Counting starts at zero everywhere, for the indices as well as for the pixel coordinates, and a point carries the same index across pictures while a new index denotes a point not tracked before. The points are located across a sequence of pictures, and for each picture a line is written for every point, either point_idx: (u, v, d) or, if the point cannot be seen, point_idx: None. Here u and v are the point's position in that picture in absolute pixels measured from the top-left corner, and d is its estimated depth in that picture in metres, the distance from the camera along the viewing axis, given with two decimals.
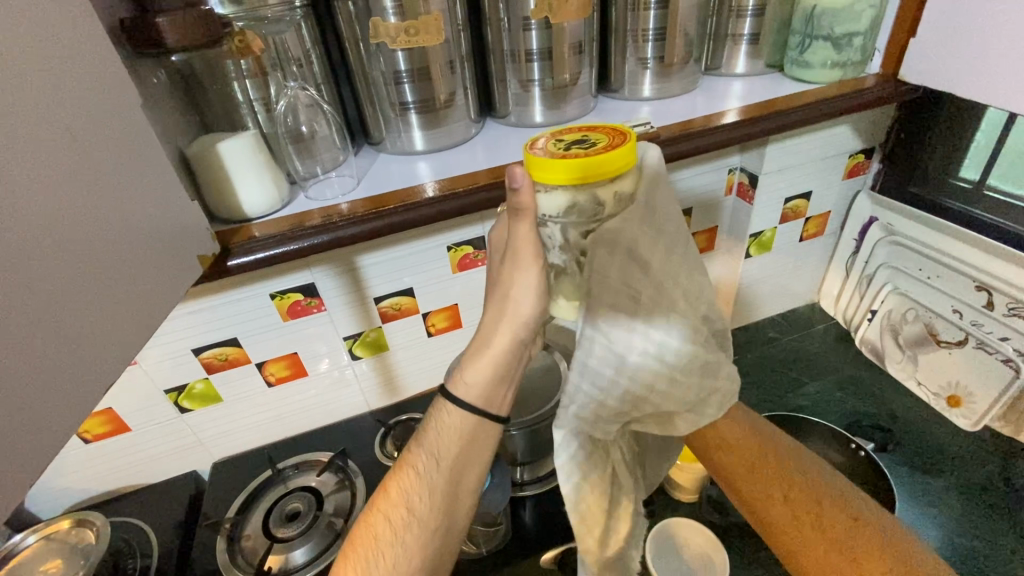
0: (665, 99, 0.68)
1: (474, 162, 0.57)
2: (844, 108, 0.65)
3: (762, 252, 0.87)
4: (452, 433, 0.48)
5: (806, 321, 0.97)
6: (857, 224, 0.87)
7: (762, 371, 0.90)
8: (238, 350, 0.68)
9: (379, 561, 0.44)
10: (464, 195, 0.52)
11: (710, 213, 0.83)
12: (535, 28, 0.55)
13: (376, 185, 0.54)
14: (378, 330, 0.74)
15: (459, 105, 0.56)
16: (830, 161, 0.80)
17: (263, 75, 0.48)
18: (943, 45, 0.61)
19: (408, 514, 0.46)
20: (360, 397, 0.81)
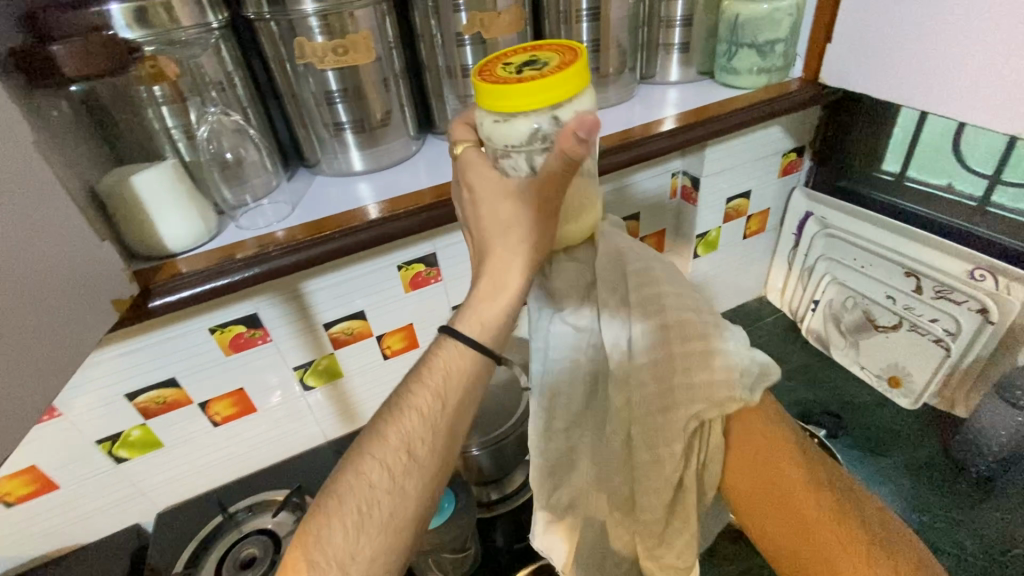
0: (603, 108, 0.70)
1: (416, 180, 0.56)
2: (771, 112, 0.68)
3: (709, 251, 0.90)
4: (460, 373, 0.41)
5: (756, 315, 1.00)
6: (795, 219, 0.91)
7: None
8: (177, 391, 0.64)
9: (373, 511, 0.37)
10: (406, 216, 0.51)
11: (658, 217, 0.85)
12: (469, 44, 0.55)
13: (312, 209, 0.52)
14: (330, 357, 0.71)
15: (396, 121, 0.55)
16: (766, 160, 0.84)
17: (182, 101, 0.46)
18: (857, 49, 0.64)
19: (409, 460, 0.39)
20: (316, 427, 0.77)
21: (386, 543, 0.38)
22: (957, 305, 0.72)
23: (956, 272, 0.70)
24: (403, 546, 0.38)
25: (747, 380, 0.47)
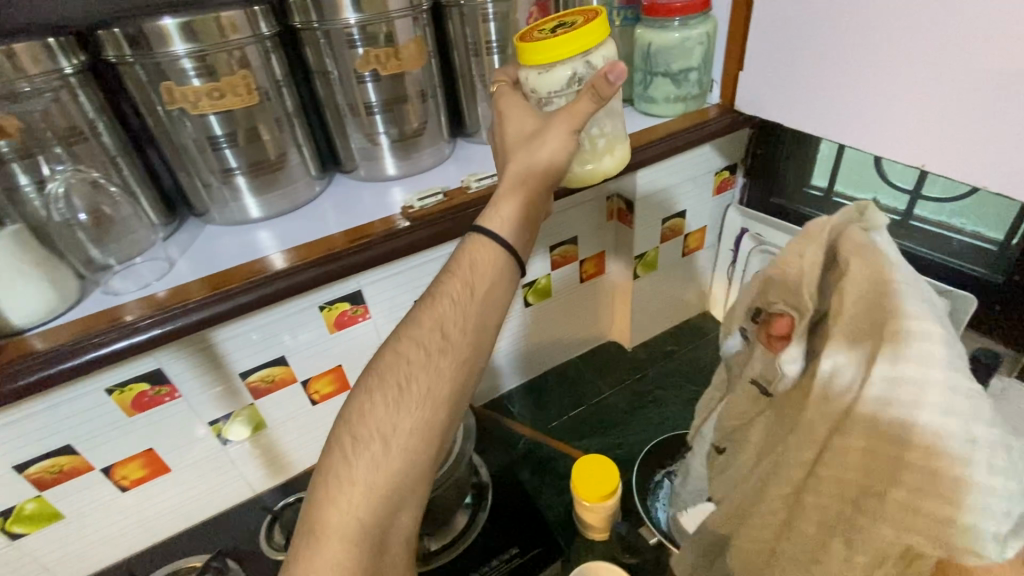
0: None
1: (325, 222, 0.68)
2: (685, 141, 0.75)
3: (648, 268, 0.92)
4: (484, 267, 0.55)
5: (700, 331, 1.06)
6: (732, 236, 0.90)
7: (668, 390, 1.01)
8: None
9: (416, 377, 0.52)
10: (294, 272, 0.60)
11: (593, 231, 0.88)
12: (368, 80, 0.68)
13: (201, 265, 0.63)
14: (250, 408, 0.70)
15: (292, 162, 0.69)
16: (700, 176, 0.84)
17: (33, 155, 0.56)
18: (773, 80, 0.71)
19: (441, 339, 0.53)
20: (243, 481, 0.76)
21: (424, 404, 0.52)
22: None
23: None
24: (435, 413, 0.52)
25: (1002, 528, 0.42)
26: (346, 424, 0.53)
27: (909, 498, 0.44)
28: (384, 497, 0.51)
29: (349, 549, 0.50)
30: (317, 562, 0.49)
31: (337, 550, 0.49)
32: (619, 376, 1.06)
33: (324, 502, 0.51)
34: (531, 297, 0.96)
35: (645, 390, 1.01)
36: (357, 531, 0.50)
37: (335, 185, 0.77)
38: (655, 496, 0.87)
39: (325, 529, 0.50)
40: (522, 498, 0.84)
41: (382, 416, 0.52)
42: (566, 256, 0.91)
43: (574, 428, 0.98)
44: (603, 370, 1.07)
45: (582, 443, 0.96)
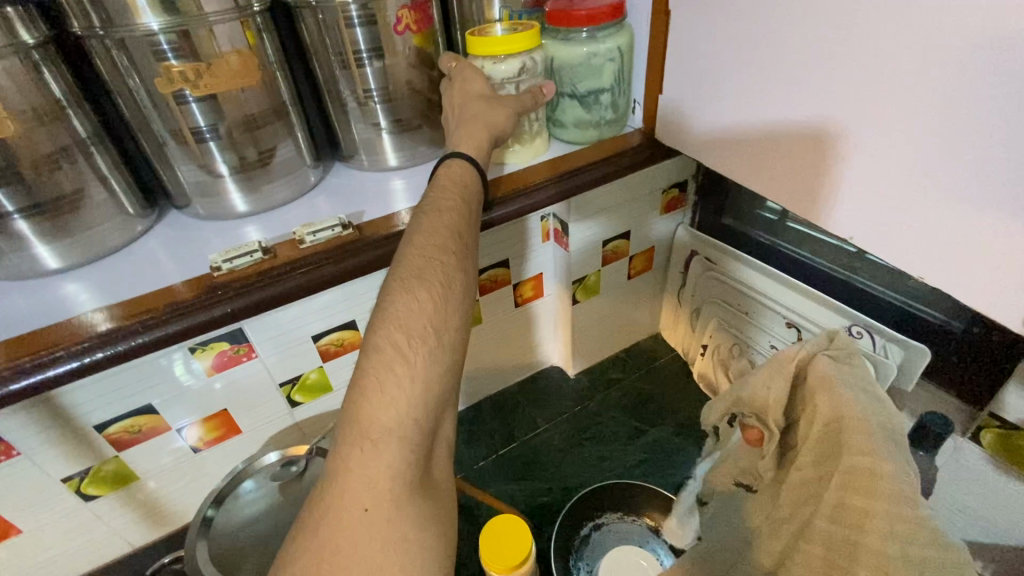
0: (415, 163, 0.73)
1: (161, 267, 0.59)
2: (606, 172, 0.80)
3: (588, 293, 1.10)
4: (471, 176, 0.64)
5: (653, 355, 1.26)
6: (682, 257, 1.15)
7: (603, 421, 1.12)
8: (4, 444, 0.69)
9: (447, 274, 0.56)
10: (169, 314, 0.54)
11: (535, 267, 1.05)
12: (193, 102, 0.55)
13: (107, 290, 0.57)
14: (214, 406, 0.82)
15: (93, 198, 0.58)
16: (628, 204, 1.02)
17: None
18: (685, 118, 0.80)
19: (461, 239, 0.59)
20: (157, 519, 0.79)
21: (464, 296, 0.57)
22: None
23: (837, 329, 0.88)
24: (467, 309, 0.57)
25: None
26: (387, 325, 0.52)
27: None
28: (435, 395, 0.51)
29: (405, 448, 0.48)
30: (376, 463, 0.46)
31: (393, 446, 0.47)
32: (555, 407, 1.16)
33: (363, 404, 0.48)
34: None
35: (584, 426, 1.11)
36: (413, 429, 0.49)
37: (171, 221, 0.66)
38: (577, 556, 0.91)
39: (375, 428, 0.47)
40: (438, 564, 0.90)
41: (430, 309, 0.53)
42: (496, 279, 1.00)
43: (508, 466, 1.05)
44: (540, 403, 1.17)
45: (505, 485, 1.02)
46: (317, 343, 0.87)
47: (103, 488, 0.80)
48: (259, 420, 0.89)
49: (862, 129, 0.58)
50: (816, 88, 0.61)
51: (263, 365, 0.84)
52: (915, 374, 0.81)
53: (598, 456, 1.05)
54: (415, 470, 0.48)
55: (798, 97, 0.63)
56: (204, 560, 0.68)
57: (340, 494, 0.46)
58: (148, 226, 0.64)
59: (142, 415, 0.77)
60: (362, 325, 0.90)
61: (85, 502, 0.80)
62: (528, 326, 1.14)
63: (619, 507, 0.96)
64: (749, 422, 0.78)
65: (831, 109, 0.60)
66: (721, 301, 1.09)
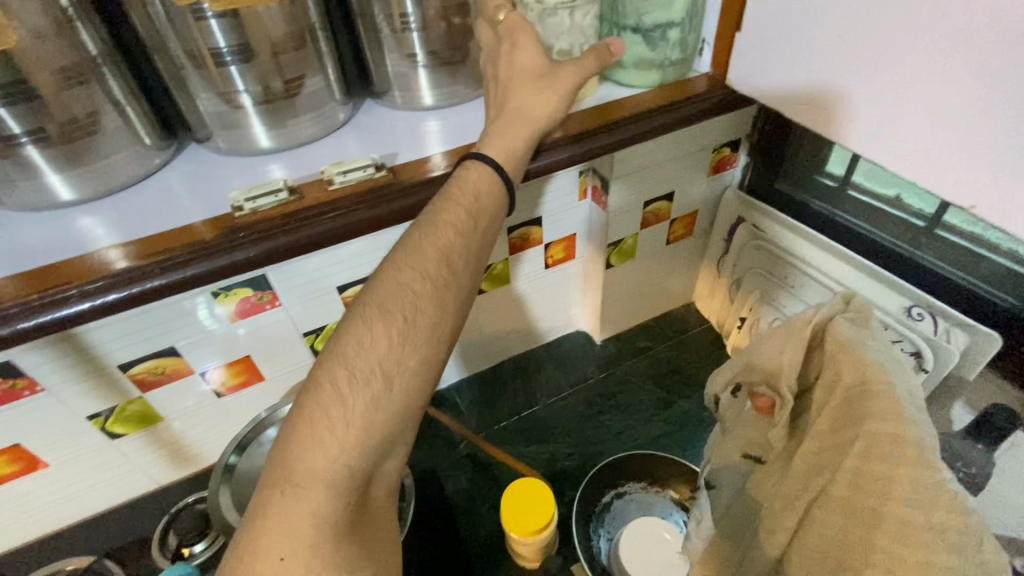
0: (450, 104, 0.67)
1: (180, 207, 0.55)
2: (674, 119, 0.73)
3: (624, 257, 1.04)
4: (480, 189, 0.57)
5: (685, 325, 1.21)
6: (726, 223, 1.07)
7: (629, 389, 1.09)
8: (28, 378, 0.69)
9: (413, 313, 0.52)
10: (198, 255, 0.51)
11: (569, 226, 0.99)
12: (214, 18, 0.49)
13: (123, 227, 0.53)
14: (233, 371, 0.84)
15: (107, 127, 0.52)
16: (676, 162, 0.95)
17: None
18: (767, 59, 0.72)
19: (445, 270, 0.54)
20: (148, 472, 0.87)
21: (430, 338, 0.53)
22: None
23: (895, 310, 0.82)
24: (435, 349, 0.54)
25: None
26: (340, 357, 0.50)
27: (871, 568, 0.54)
28: (375, 439, 0.49)
29: (329, 496, 0.46)
30: (293, 510, 0.45)
31: (316, 493, 0.46)
32: (580, 372, 1.13)
33: (294, 443, 0.47)
34: (487, 283, 0.98)
35: (610, 392, 1.08)
36: (342, 475, 0.47)
37: (188, 155, 0.61)
38: (598, 523, 0.89)
39: (301, 472, 0.46)
40: (455, 521, 0.88)
41: (387, 348, 0.51)
42: (527, 238, 0.96)
43: (529, 428, 1.03)
44: (565, 367, 1.14)
45: (526, 446, 1.00)
46: (342, 295, 0.84)
47: (127, 428, 0.80)
48: (282, 369, 0.88)
49: (976, 83, 0.53)
50: (888, 67, 0.59)
51: (286, 314, 0.82)
52: (982, 361, 0.74)
53: (622, 425, 1.03)
54: (339, 518, 0.46)
55: (915, 37, 0.56)
56: (227, 505, 0.68)
57: (259, 533, 0.45)
58: (167, 159, 0.59)
59: (164, 357, 0.76)
60: None
61: (111, 440, 0.81)
62: (558, 288, 1.09)
63: (643, 477, 0.93)
64: (758, 391, 0.71)
65: (948, 57, 0.54)
66: (766, 273, 1.02)
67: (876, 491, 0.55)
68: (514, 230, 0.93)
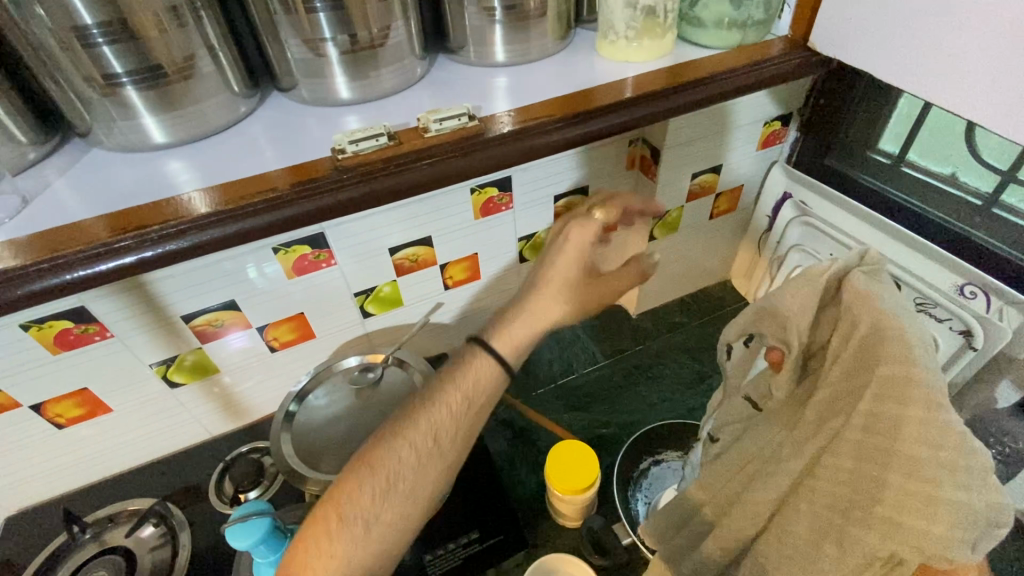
0: (523, 62, 0.65)
1: (262, 157, 0.55)
2: (763, 79, 0.68)
3: (668, 230, 1.05)
4: (478, 377, 0.64)
5: (720, 301, 1.21)
6: (772, 199, 1.07)
7: (664, 361, 1.10)
8: (99, 325, 0.71)
9: (401, 475, 0.58)
10: (284, 202, 0.51)
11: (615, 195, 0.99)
12: None
13: (210, 172, 0.53)
14: (286, 328, 0.86)
15: (202, 72, 0.50)
16: (728, 134, 0.94)
17: None
18: (853, 20, 0.70)
19: (435, 442, 0.60)
20: (200, 423, 0.90)
21: (411, 501, 0.58)
22: (938, 322, 0.84)
23: (946, 288, 0.82)
24: (416, 509, 0.58)
25: None
26: (334, 502, 0.56)
27: (883, 509, 0.49)
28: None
29: None
30: None
31: None
32: (616, 344, 1.14)
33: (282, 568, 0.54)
34: (530, 252, 0.99)
35: (646, 363, 1.10)
36: None
37: (268, 106, 0.60)
38: (635, 488, 0.90)
39: None
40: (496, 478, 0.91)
41: (372, 503, 0.56)
42: (574, 207, 0.96)
43: (566, 396, 1.05)
44: (601, 339, 1.15)
45: (563, 413, 1.02)
46: (393, 257, 0.86)
47: (186, 377, 0.83)
48: (333, 327, 0.90)
49: None
50: (990, 27, 0.57)
51: (340, 274, 0.83)
52: None
53: (659, 396, 1.04)
54: None
55: None
56: (290, 453, 0.72)
57: None
58: (253, 108, 0.58)
59: (225, 310, 0.78)
60: (437, 242, 0.88)
61: (171, 388, 0.83)
62: None
63: (679, 446, 0.95)
64: (767, 342, 0.60)
65: None
66: (812, 251, 1.01)
67: (886, 432, 0.49)
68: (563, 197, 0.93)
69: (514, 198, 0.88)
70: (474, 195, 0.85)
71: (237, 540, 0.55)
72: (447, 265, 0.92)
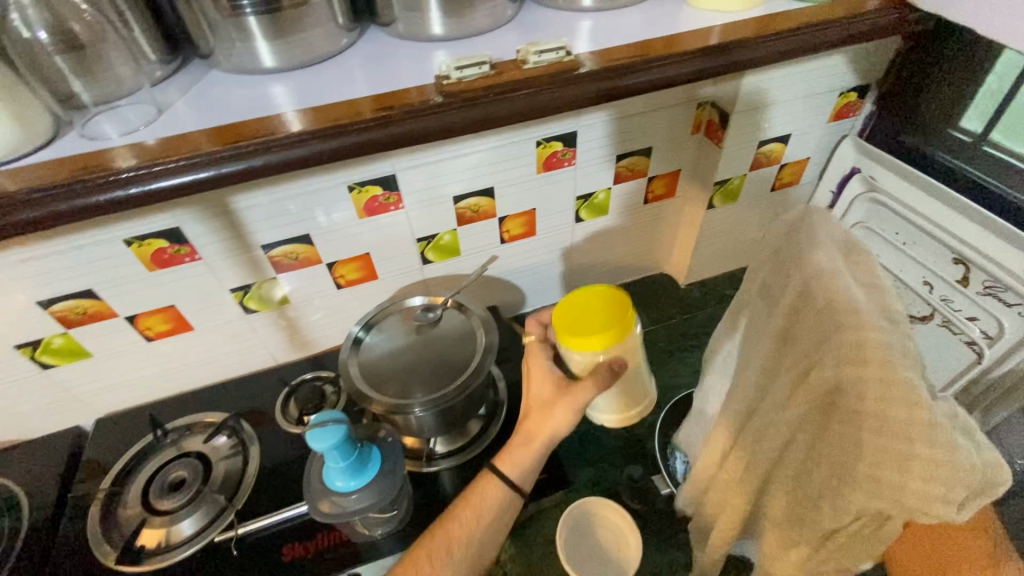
0: (610, 10, 0.66)
1: (354, 87, 0.57)
2: (851, 34, 0.66)
3: (729, 199, 1.03)
4: (489, 504, 0.72)
5: None
6: (839, 174, 1.04)
7: (708, 332, 1.11)
8: (190, 247, 0.77)
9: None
10: (371, 128, 0.54)
11: (675, 160, 0.99)
12: None
13: (309, 98, 0.56)
14: (350, 268, 0.90)
15: (315, 4, 0.53)
16: (803, 100, 0.92)
17: None
18: None
19: (447, 554, 0.68)
20: (268, 351, 0.97)
21: None
22: (1007, 308, 0.81)
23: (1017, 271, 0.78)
24: None
25: None
26: None
27: (864, 468, 0.46)
28: None
29: None
30: None
31: None
32: (663, 311, 1.15)
33: None
34: (587, 212, 1.00)
35: (691, 332, 1.11)
36: None
37: (367, 40, 0.63)
38: None
39: None
40: None
41: None
42: (634, 169, 0.96)
43: None
44: (649, 306, 1.16)
45: None
46: (456, 206, 0.89)
47: (261, 304, 0.89)
48: (395, 270, 0.94)
49: None
50: None
51: (407, 217, 0.87)
52: None
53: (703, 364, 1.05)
54: None
55: None
56: (356, 374, 0.77)
57: None
58: (353, 42, 0.60)
59: (300, 243, 0.83)
60: (498, 193, 0.90)
61: (246, 314, 0.90)
62: (654, 225, 1.10)
63: None
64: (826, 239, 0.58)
65: None
66: (875, 228, 0.99)
67: (849, 395, 0.48)
68: (626, 160, 0.94)
69: (577, 154, 0.89)
70: (539, 148, 0.87)
71: (315, 441, 0.60)
72: (505, 218, 0.94)
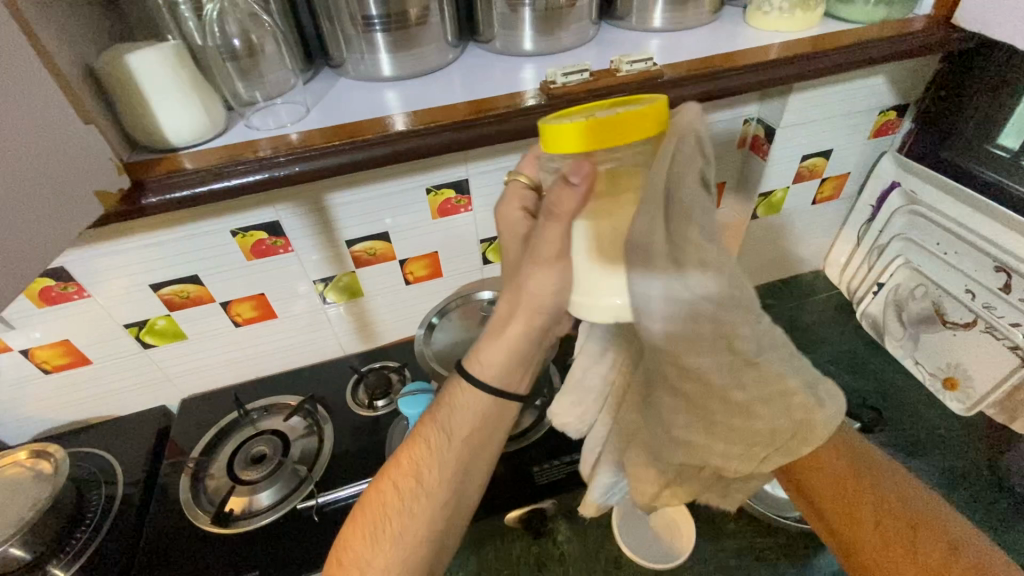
0: (676, 30, 0.74)
1: (456, 94, 0.66)
2: (895, 52, 0.73)
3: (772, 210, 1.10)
4: (462, 414, 0.62)
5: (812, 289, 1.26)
6: (881, 187, 1.10)
7: None
8: (285, 239, 0.86)
9: (390, 519, 0.60)
10: (476, 126, 0.62)
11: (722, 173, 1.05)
12: None
13: (419, 102, 0.65)
14: (419, 265, 0.98)
15: (431, 23, 0.62)
16: (845, 117, 0.98)
17: None
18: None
19: (416, 484, 0.61)
20: (338, 341, 1.04)
21: (399, 543, 0.59)
22: None
23: None
24: (430, 525, 0.61)
25: None
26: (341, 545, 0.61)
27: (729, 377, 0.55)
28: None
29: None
30: None
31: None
32: None
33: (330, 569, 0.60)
34: None
35: None
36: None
37: (467, 55, 0.72)
38: None
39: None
40: None
41: (386, 544, 0.59)
42: None
43: None
44: None
45: None
46: None
47: (338, 296, 0.97)
48: (459, 268, 1.02)
49: None
50: None
51: (474, 218, 0.95)
52: None
53: None
54: None
55: None
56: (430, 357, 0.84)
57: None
58: (457, 56, 0.70)
59: (380, 240, 0.91)
60: None
61: (324, 305, 0.98)
62: None
63: None
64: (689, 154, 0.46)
65: None
66: (918, 240, 1.03)
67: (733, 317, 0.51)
68: None
69: None
70: None
71: (406, 406, 0.68)
72: None
